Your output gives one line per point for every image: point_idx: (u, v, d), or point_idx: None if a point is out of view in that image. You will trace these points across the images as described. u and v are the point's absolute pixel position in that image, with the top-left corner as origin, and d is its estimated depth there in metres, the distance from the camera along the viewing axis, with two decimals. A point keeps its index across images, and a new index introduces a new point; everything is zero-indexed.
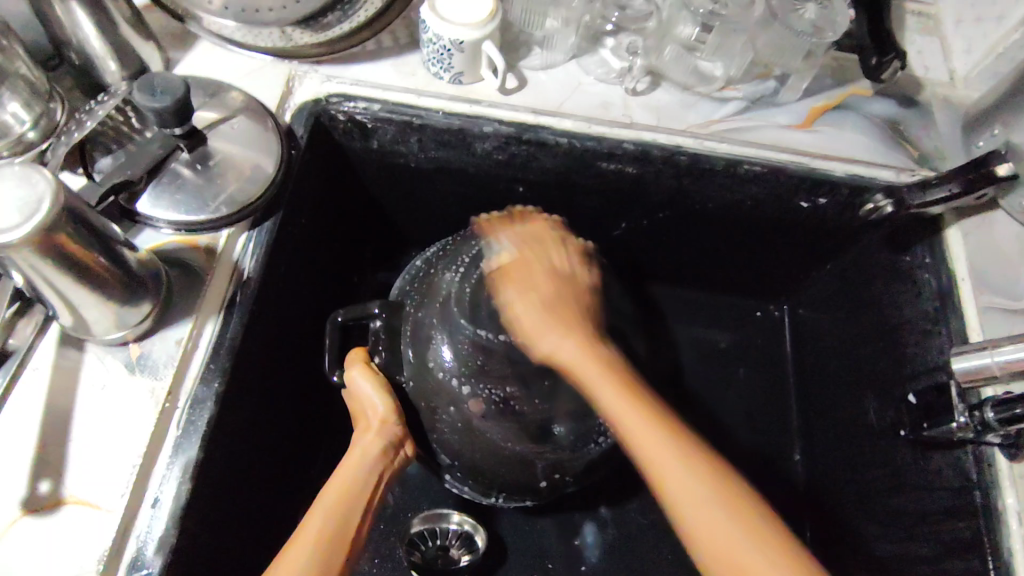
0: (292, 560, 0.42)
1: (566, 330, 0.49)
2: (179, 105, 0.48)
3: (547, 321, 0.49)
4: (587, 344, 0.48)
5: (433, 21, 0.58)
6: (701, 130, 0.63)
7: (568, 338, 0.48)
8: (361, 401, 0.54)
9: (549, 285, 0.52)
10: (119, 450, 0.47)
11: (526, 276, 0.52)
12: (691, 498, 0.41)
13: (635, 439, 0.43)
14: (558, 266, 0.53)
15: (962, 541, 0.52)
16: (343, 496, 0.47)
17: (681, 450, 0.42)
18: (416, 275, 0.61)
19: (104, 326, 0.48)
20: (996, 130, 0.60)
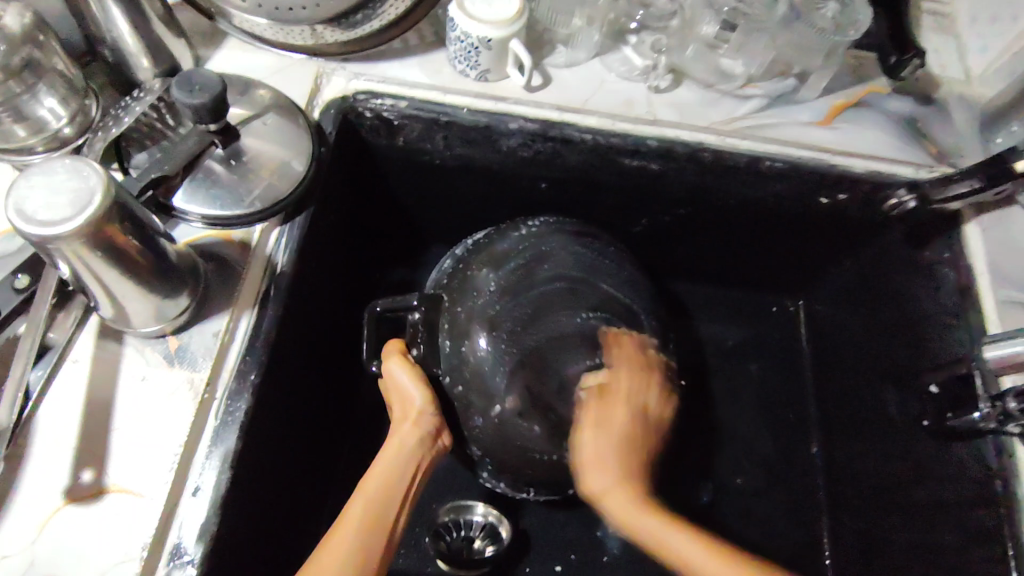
0: (337, 547, 0.43)
1: (620, 478, 0.48)
2: (216, 100, 0.49)
3: (617, 469, 0.48)
4: (627, 480, 0.48)
5: (460, 19, 0.59)
6: (723, 127, 0.64)
7: (614, 478, 0.48)
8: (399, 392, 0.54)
9: (623, 429, 0.50)
10: (159, 439, 0.47)
11: (603, 420, 0.50)
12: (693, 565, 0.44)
13: (648, 536, 0.46)
14: (642, 415, 0.51)
15: (983, 528, 0.53)
16: (383, 489, 0.47)
17: (728, 562, 0.43)
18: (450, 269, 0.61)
19: (144, 318, 0.49)
20: (1015, 126, 0.64)
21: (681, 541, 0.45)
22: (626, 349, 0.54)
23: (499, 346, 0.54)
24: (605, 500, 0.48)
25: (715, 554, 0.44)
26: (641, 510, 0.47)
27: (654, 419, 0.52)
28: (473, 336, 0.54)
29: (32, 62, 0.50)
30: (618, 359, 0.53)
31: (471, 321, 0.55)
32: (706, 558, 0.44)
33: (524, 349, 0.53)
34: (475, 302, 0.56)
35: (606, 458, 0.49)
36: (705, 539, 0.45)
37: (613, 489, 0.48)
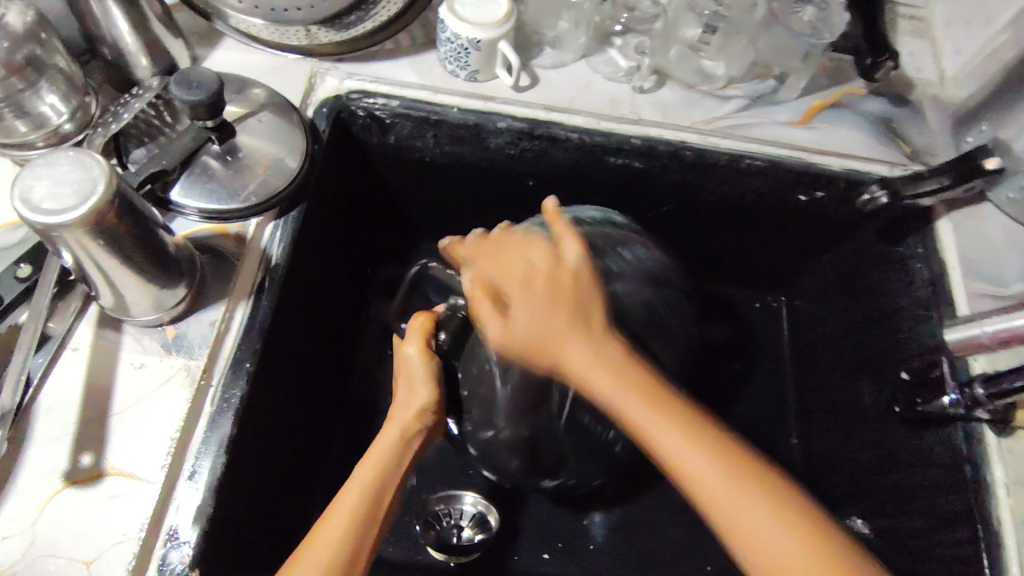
0: (328, 537, 0.44)
1: (568, 337, 0.44)
2: (213, 97, 0.51)
3: (542, 333, 0.45)
4: (579, 340, 0.44)
5: (451, 21, 0.61)
6: (705, 126, 0.66)
7: (561, 345, 0.44)
8: (405, 366, 0.56)
9: (522, 292, 0.47)
10: (157, 424, 0.49)
11: (496, 305, 0.48)
12: (667, 448, 0.40)
13: (625, 408, 0.41)
14: (534, 271, 0.48)
15: (954, 511, 0.55)
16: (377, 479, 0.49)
17: (702, 447, 0.39)
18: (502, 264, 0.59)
19: (141, 307, 0.50)
20: (982, 127, 0.65)
21: (653, 416, 0.40)
22: (559, 222, 0.51)
23: None
24: (568, 366, 0.44)
25: (690, 439, 0.40)
26: (614, 374, 0.42)
27: (559, 264, 0.48)
28: None
29: (34, 59, 0.52)
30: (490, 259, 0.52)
31: None
32: (654, 422, 0.40)
33: None
34: None
35: (522, 329, 0.45)
36: (663, 406, 0.41)
37: (552, 353, 0.44)
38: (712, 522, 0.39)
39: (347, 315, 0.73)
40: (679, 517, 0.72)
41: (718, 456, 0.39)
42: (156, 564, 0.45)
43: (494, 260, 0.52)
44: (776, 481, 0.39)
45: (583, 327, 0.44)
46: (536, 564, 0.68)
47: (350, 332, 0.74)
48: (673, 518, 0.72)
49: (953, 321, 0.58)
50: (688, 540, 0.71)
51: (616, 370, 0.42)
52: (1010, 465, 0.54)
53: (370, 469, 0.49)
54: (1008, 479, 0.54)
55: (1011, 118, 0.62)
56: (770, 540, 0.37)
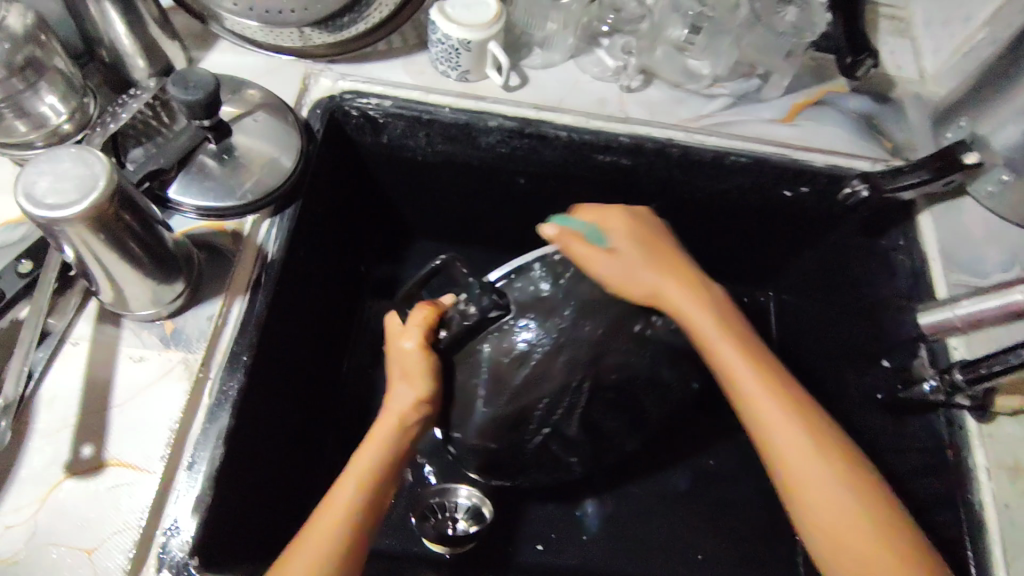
0: (323, 528, 0.46)
1: (670, 280, 0.55)
2: (210, 97, 0.52)
3: (652, 272, 0.55)
4: (681, 287, 0.55)
5: (441, 22, 0.62)
6: (691, 124, 0.68)
7: (664, 281, 0.55)
8: (401, 356, 0.55)
9: (629, 243, 0.57)
10: (156, 417, 0.50)
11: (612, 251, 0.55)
12: (748, 392, 0.51)
13: (720, 354, 0.53)
14: (632, 232, 0.58)
15: (936, 496, 0.57)
16: (374, 472, 0.50)
17: (778, 397, 0.50)
18: (521, 275, 0.56)
19: (141, 302, 0.51)
20: (962, 122, 0.65)
21: (745, 366, 0.52)
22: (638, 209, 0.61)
23: (536, 350, 0.53)
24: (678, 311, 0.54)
25: (773, 391, 0.51)
26: (721, 330, 0.53)
27: (651, 228, 0.60)
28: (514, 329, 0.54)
29: (34, 60, 0.53)
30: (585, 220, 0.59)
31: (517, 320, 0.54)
32: (747, 374, 0.51)
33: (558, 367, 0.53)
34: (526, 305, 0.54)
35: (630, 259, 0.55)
36: (752, 359, 0.52)
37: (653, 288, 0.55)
38: (771, 459, 0.50)
39: (341, 313, 0.74)
40: (670, 507, 0.74)
41: (792, 410, 0.50)
42: (157, 552, 0.46)
43: (590, 218, 0.59)
44: (837, 438, 0.50)
45: (684, 287, 0.56)
46: (531, 554, 0.69)
47: (344, 330, 0.75)
48: (664, 508, 0.74)
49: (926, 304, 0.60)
50: (679, 529, 0.73)
51: (721, 329, 0.53)
52: (990, 451, 0.55)
53: (367, 461, 0.51)
54: (990, 464, 0.55)
55: (988, 114, 0.62)
56: (820, 477, 0.47)
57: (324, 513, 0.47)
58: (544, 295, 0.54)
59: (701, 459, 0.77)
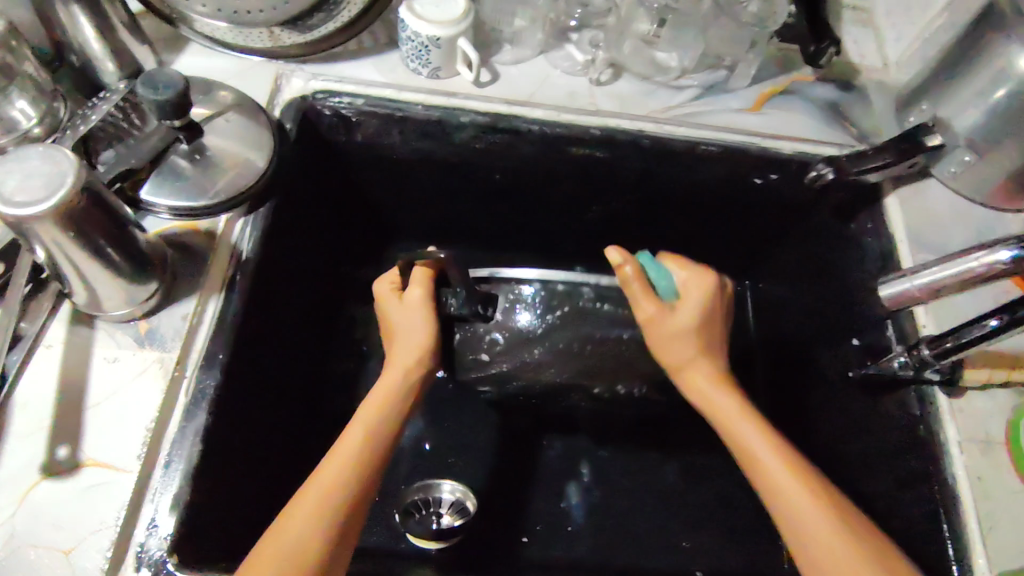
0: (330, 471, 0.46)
1: (709, 365, 0.56)
2: (180, 97, 0.52)
3: (696, 359, 0.56)
4: (716, 376, 0.56)
5: (410, 20, 0.63)
6: (660, 115, 0.69)
7: (705, 368, 0.56)
8: (408, 316, 0.57)
9: (696, 328, 0.56)
10: (132, 416, 0.50)
11: (670, 323, 0.56)
12: (772, 469, 0.49)
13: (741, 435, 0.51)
14: (707, 316, 0.57)
15: (911, 471, 0.58)
16: (379, 412, 0.51)
17: (804, 480, 0.47)
18: (515, 289, 0.62)
19: (115, 303, 0.51)
20: (924, 106, 0.66)
21: (767, 449, 0.50)
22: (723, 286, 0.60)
23: (502, 361, 0.64)
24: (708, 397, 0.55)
25: (801, 478, 0.48)
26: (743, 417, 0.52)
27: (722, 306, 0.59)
28: (489, 336, 0.62)
29: None
30: (675, 280, 0.58)
31: (495, 334, 0.62)
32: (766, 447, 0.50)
33: (516, 373, 0.65)
34: (501, 330, 0.62)
35: (685, 338, 0.56)
36: (778, 444, 0.50)
37: (689, 370, 0.56)
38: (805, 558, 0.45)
39: (321, 315, 0.74)
40: (654, 496, 0.74)
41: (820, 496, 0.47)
42: (135, 551, 0.46)
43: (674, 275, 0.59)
44: (869, 534, 0.45)
45: (716, 372, 0.56)
46: (515, 548, 0.69)
47: (324, 331, 0.75)
48: (647, 498, 0.74)
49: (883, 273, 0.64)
50: (665, 518, 0.73)
51: (743, 412, 0.53)
52: (960, 423, 0.56)
53: (375, 401, 0.52)
54: (962, 437, 0.56)
55: (948, 98, 0.63)
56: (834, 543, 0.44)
57: (336, 452, 0.48)
58: (519, 329, 0.62)
59: (686, 448, 0.77)
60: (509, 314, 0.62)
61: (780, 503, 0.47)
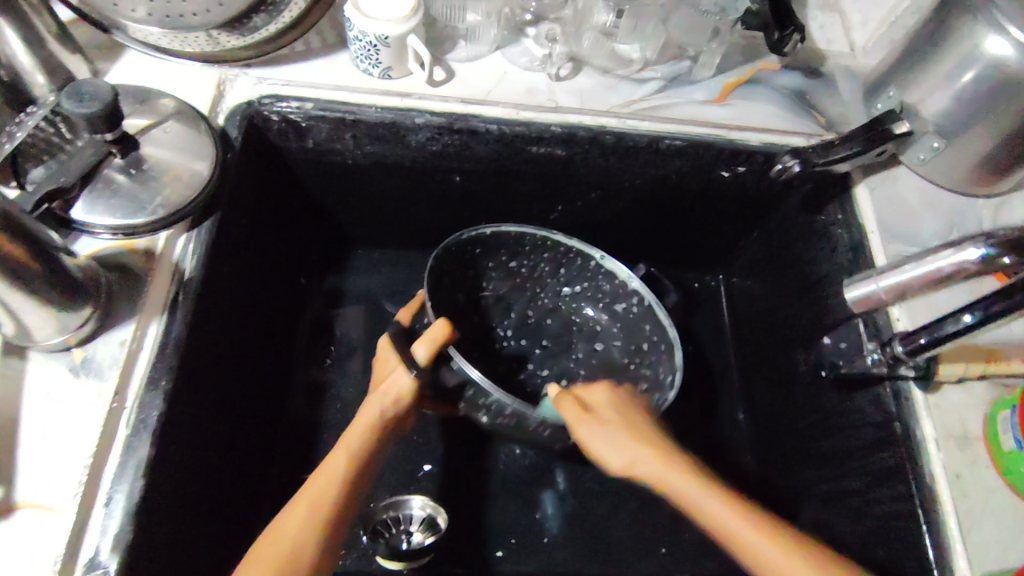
0: (329, 476, 0.50)
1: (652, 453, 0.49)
2: (108, 108, 0.49)
3: (642, 451, 0.49)
4: (666, 455, 0.49)
5: (356, 19, 0.60)
6: (622, 110, 0.66)
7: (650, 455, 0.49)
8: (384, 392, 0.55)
9: (619, 420, 0.52)
10: (69, 451, 0.47)
11: (600, 422, 0.52)
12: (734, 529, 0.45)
13: (699, 506, 0.47)
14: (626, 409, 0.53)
15: (887, 469, 0.56)
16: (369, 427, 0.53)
17: (761, 527, 0.45)
18: (482, 389, 0.58)
19: (46, 332, 0.48)
20: (891, 93, 0.64)
21: (724, 508, 0.46)
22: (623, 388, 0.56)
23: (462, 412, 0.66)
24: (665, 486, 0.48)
25: (763, 529, 0.45)
26: (695, 481, 0.47)
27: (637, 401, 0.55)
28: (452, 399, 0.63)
29: None
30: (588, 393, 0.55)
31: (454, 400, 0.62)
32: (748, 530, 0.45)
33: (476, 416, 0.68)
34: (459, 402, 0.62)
35: (612, 437, 0.50)
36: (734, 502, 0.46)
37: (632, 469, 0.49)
38: None
39: (278, 330, 0.71)
40: (632, 503, 0.72)
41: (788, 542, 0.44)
42: None
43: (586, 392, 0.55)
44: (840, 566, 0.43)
45: (663, 454, 0.49)
46: (489, 563, 0.67)
47: (283, 347, 0.72)
48: (624, 505, 0.72)
49: (853, 265, 0.62)
50: (643, 524, 0.71)
51: (705, 487, 0.47)
52: (937, 420, 0.55)
53: (368, 416, 0.54)
54: (939, 434, 0.54)
55: (914, 82, 0.61)
56: None
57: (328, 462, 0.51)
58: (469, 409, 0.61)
59: None
60: (503, 267, 0.75)
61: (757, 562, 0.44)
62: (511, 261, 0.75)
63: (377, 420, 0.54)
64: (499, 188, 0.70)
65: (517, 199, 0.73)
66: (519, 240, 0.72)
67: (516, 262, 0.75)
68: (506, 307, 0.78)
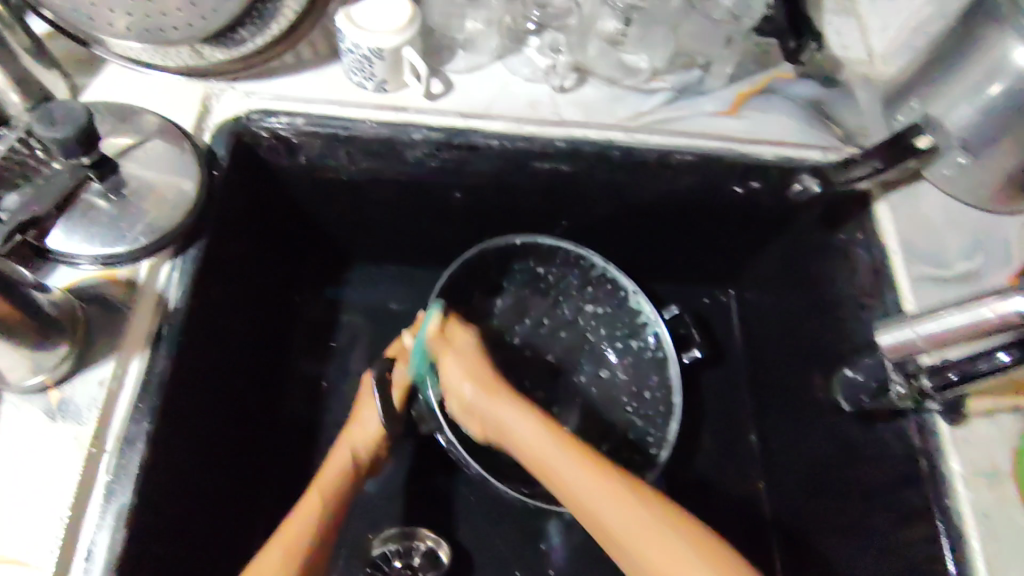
0: (302, 517, 0.52)
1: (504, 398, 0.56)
2: (83, 133, 0.46)
3: (492, 393, 0.57)
4: (520, 405, 0.55)
5: (348, 30, 0.56)
6: (630, 123, 0.63)
7: (505, 403, 0.56)
8: (356, 436, 0.60)
9: (476, 358, 0.60)
10: (46, 501, 0.44)
11: (459, 359, 0.60)
12: (587, 488, 0.48)
13: (545, 456, 0.51)
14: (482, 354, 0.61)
15: (910, 506, 0.53)
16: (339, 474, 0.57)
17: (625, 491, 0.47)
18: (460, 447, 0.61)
19: (19, 373, 0.45)
20: (914, 103, 0.60)
21: (568, 460, 0.50)
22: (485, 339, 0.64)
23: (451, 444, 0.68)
24: (512, 428, 0.54)
25: (627, 495, 0.47)
26: (548, 439, 0.52)
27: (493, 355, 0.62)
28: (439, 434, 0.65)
29: None
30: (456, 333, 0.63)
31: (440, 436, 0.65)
32: (583, 476, 0.49)
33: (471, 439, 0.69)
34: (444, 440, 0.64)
35: (466, 372, 0.59)
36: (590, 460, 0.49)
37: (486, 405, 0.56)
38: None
39: (271, 355, 0.68)
40: None
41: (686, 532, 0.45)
42: None
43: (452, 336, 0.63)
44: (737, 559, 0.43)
45: (513, 401, 0.56)
46: None
47: (276, 372, 0.69)
48: None
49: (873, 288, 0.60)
50: None
51: (558, 444, 0.51)
52: (964, 455, 0.52)
53: (335, 465, 0.58)
54: (966, 471, 0.52)
55: (937, 93, 0.57)
56: None
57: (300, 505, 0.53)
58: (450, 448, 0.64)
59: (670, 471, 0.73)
60: (528, 271, 0.74)
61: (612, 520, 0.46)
62: (537, 267, 0.74)
63: (349, 461, 0.58)
64: (503, 207, 0.68)
65: (521, 216, 0.70)
66: (549, 252, 0.72)
67: (543, 270, 0.74)
68: (522, 311, 0.76)
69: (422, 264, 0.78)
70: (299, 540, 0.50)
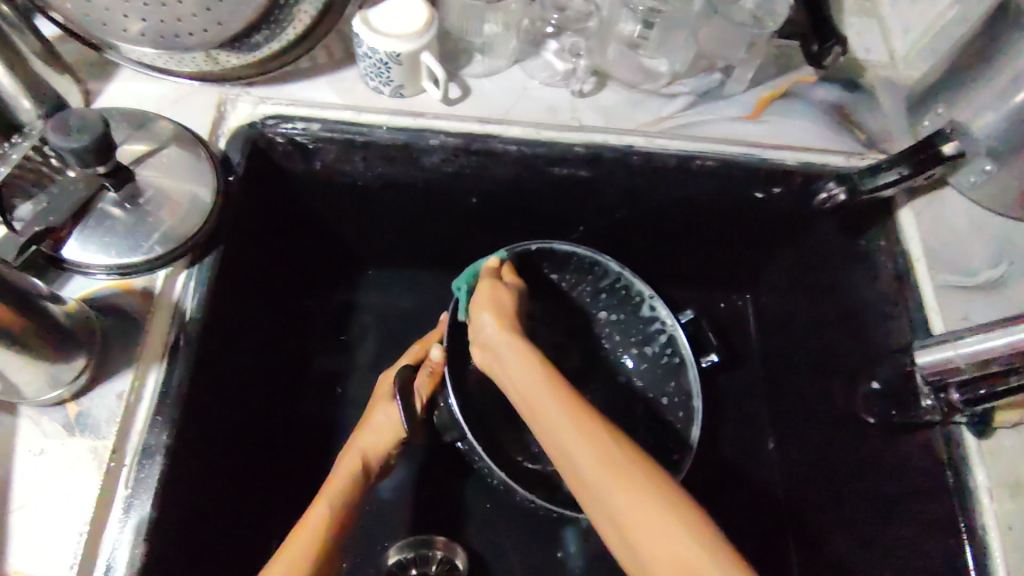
0: (314, 520, 0.52)
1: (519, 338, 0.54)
2: (98, 143, 0.45)
3: (504, 327, 0.55)
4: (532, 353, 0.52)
5: (365, 34, 0.55)
6: (651, 128, 0.62)
7: (515, 341, 0.54)
8: (367, 438, 0.60)
9: (506, 296, 0.59)
10: (64, 517, 0.44)
11: (491, 291, 0.59)
12: (569, 436, 0.45)
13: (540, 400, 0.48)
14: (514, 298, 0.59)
15: (936, 520, 0.53)
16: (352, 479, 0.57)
17: (605, 449, 0.43)
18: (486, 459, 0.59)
19: (36, 387, 0.45)
20: (940, 110, 0.59)
21: (557, 408, 0.46)
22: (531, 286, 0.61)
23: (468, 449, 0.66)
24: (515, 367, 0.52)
25: (607, 448, 0.43)
26: (546, 388, 0.49)
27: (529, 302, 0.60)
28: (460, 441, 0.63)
29: None
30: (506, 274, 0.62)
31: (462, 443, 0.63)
32: (560, 425, 0.45)
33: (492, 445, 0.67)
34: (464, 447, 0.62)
35: (489, 303, 0.58)
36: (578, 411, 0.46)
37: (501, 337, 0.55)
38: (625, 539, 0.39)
39: (284, 363, 0.68)
40: None
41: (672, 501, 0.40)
42: None
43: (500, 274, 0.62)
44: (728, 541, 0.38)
45: (522, 344, 0.53)
46: None
47: (290, 379, 0.69)
48: None
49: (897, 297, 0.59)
50: None
51: (549, 391, 0.48)
52: (992, 468, 0.51)
53: (347, 467, 0.58)
54: (993, 484, 0.51)
55: (964, 99, 0.56)
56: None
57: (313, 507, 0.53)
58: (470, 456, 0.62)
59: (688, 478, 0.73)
60: (540, 279, 0.72)
61: (582, 468, 0.43)
62: (550, 273, 0.71)
63: (360, 462, 0.58)
64: (522, 211, 0.67)
65: (538, 222, 0.69)
66: (564, 258, 0.69)
67: (555, 276, 0.72)
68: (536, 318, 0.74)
69: (436, 269, 0.78)
70: (305, 552, 0.49)
